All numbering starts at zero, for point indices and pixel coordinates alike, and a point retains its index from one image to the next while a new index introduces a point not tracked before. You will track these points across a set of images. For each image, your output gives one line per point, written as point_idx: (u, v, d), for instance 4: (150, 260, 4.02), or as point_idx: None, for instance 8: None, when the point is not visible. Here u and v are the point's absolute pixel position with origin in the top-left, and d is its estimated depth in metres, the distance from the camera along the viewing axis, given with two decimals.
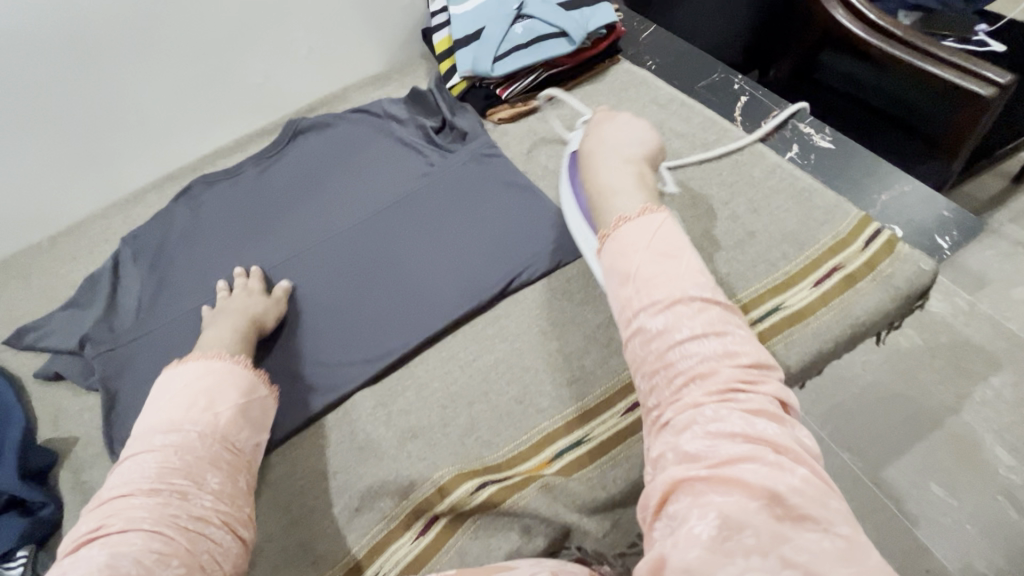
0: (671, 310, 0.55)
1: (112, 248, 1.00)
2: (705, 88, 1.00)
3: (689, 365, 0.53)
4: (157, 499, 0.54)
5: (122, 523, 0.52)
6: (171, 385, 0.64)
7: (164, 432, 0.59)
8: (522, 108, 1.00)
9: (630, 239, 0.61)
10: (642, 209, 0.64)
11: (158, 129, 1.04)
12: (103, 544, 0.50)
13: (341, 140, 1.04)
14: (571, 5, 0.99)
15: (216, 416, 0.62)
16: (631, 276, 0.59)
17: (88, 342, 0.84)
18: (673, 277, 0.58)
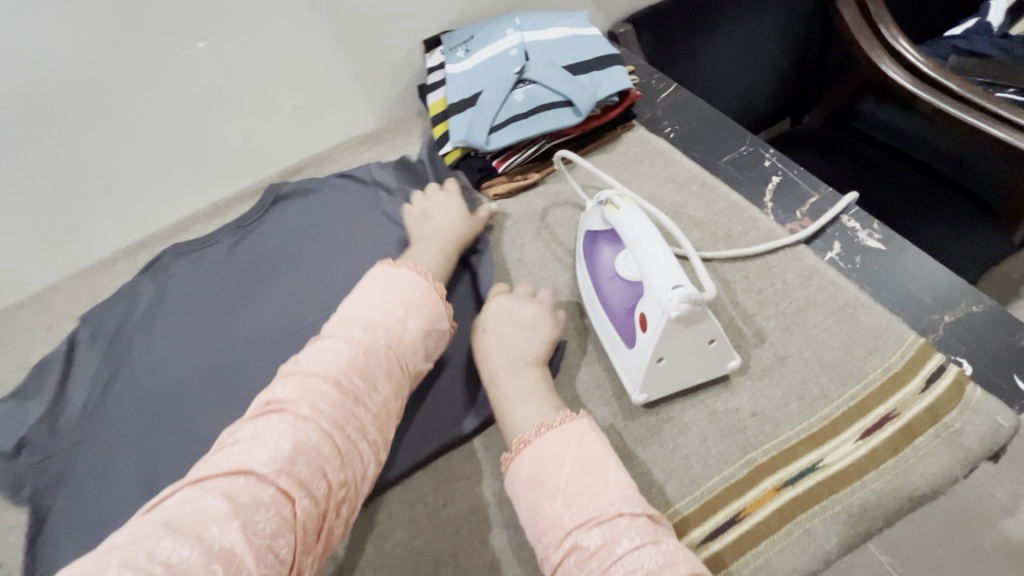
0: (593, 515, 0.51)
1: (72, 325, 0.92)
2: (731, 163, 0.87)
3: None
4: (339, 393, 0.57)
5: (301, 409, 0.54)
6: (386, 292, 0.67)
7: (358, 323, 0.63)
8: (520, 182, 0.89)
9: (551, 450, 0.56)
10: (562, 417, 0.59)
11: (128, 196, 0.96)
12: (281, 420, 0.53)
13: (321, 211, 0.96)
14: (579, 68, 0.88)
15: (406, 332, 0.65)
16: (550, 490, 0.54)
17: (26, 447, 0.76)
18: (595, 491, 0.52)
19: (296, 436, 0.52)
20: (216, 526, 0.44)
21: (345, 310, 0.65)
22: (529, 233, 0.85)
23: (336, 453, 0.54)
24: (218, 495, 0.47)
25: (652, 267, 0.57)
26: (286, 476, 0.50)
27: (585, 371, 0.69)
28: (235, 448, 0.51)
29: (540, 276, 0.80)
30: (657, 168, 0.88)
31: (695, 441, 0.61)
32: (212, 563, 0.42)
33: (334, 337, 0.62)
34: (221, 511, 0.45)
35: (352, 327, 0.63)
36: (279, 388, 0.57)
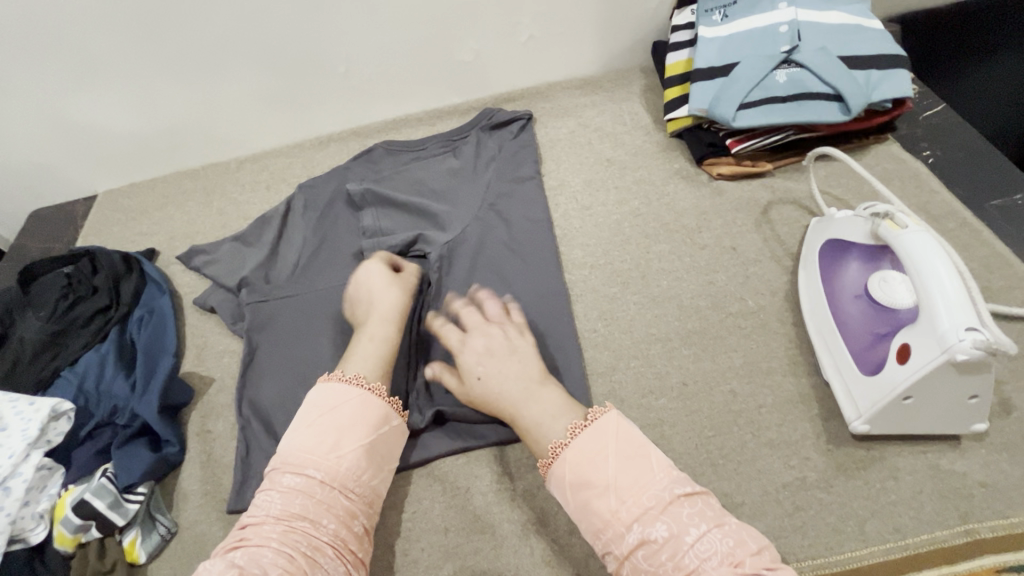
0: (646, 504, 0.51)
1: (288, 191, 1.01)
2: (999, 209, 0.77)
3: (707, 570, 0.47)
4: (281, 535, 0.52)
5: (263, 534, 0.52)
6: (347, 396, 0.60)
7: (306, 436, 0.57)
8: (748, 168, 0.84)
9: (589, 450, 0.55)
10: (587, 416, 0.58)
11: (359, 85, 1.01)
12: (243, 554, 0.50)
13: (517, 152, 0.93)
14: (858, 63, 0.80)
15: (339, 423, 0.58)
16: (598, 480, 0.53)
17: (246, 286, 0.85)
18: (642, 482, 0.52)
19: (250, 559, 0.49)
20: None
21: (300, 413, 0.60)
22: (747, 223, 0.81)
23: (290, 568, 0.50)
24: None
25: (942, 297, 0.52)
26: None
27: (790, 382, 0.66)
28: (214, 562, 0.49)
29: (753, 271, 0.76)
30: (909, 192, 0.79)
31: (908, 490, 0.57)
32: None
33: (292, 452, 0.57)
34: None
35: (291, 459, 0.56)
36: (255, 512, 0.54)
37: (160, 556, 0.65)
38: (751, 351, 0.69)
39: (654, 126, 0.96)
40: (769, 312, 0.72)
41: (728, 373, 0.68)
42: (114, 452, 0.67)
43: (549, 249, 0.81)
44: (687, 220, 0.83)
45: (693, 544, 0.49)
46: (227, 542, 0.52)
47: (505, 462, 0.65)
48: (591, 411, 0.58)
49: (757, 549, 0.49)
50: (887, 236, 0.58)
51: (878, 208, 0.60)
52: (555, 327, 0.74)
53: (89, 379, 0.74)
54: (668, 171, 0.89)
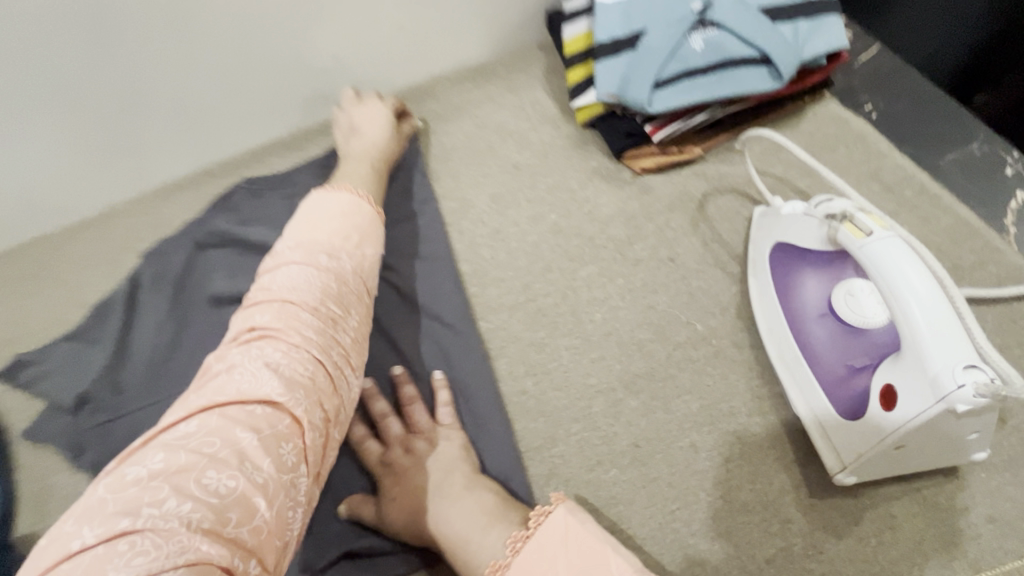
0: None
1: (135, 261, 0.81)
2: (955, 165, 0.68)
3: None
4: (319, 318, 0.47)
5: (298, 335, 0.44)
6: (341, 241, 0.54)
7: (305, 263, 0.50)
8: (675, 156, 0.71)
9: (536, 569, 0.45)
10: (532, 521, 0.47)
11: (197, 116, 0.81)
12: (279, 347, 0.43)
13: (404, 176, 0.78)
14: (783, 13, 0.67)
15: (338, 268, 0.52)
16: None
17: (91, 406, 0.68)
18: None
19: (296, 366, 0.42)
20: (275, 467, 0.37)
21: (290, 252, 0.51)
22: (683, 225, 0.68)
23: (331, 376, 0.45)
24: (243, 428, 0.38)
25: (929, 330, 0.41)
26: (302, 394, 0.42)
27: (758, 423, 0.55)
28: (239, 372, 0.41)
29: (697, 286, 0.64)
30: (857, 159, 0.69)
31: (908, 541, 0.48)
32: (252, 497, 0.35)
33: (279, 277, 0.49)
34: (248, 446, 0.37)
35: (289, 281, 0.48)
36: (264, 310, 0.45)
37: None
38: (708, 391, 0.58)
39: (562, 115, 0.81)
40: (722, 335, 0.60)
41: (686, 423, 0.57)
42: None
43: (454, 294, 0.67)
44: (614, 231, 0.70)
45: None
46: (231, 344, 0.44)
47: None
48: (540, 510, 0.48)
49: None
50: (849, 244, 0.47)
51: (838, 208, 0.49)
52: (479, 398, 0.61)
53: None
54: (585, 171, 0.75)
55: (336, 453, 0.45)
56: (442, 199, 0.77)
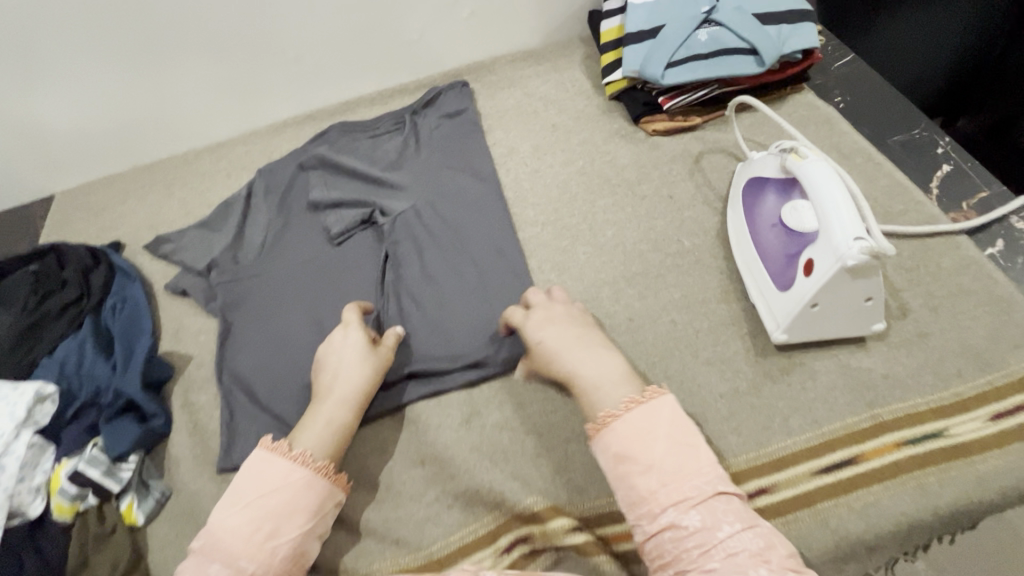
0: (681, 486, 0.52)
1: (249, 177, 1.04)
2: (900, 144, 0.86)
3: (737, 566, 0.47)
4: (293, 469, 0.60)
5: (272, 483, 0.59)
6: (280, 458, 0.60)
7: (259, 503, 0.57)
8: (680, 122, 0.91)
9: (641, 428, 0.55)
10: (645, 395, 0.57)
11: (309, 69, 1.04)
12: (254, 498, 0.58)
13: (466, 126, 0.99)
14: (770, 18, 0.87)
15: (323, 469, 0.61)
16: (641, 454, 0.54)
17: (216, 269, 0.89)
18: (686, 470, 0.53)
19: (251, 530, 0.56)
20: None
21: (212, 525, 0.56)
22: (681, 173, 0.88)
23: (302, 479, 0.60)
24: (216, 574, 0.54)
25: (835, 215, 0.60)
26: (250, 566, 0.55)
27: (723, 308, 0.73)
28: (233, 502, 0.58)
29: (688, 215, 0.83)
30: (823, 134, 0.88)
31: (822, 387, 0.66)
32: None
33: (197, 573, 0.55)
34: None
35: (243, 531, 0.56)
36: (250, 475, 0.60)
37: (158, 517, 0.69)
38: (688, 285, 0.76)
39: (595, 90, 1.02)
40: (703, 249, 0.79)
41: (669, 305, 0.75)
42: (104, 426, 0.70)
43: (499, 210, 0.88)
44: (628, 174, 0.90)
45: (721, 538, 0.49)
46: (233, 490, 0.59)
47: (474, 403, 0.72)
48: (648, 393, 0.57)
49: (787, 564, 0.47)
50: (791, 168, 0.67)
51: (784, 146, 0.69)
52: (513, 281, 0.81)
53: (70, 365, 0.76)
54: (609, 131, 0.96)
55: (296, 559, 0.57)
56: (494, 146, 0.98)
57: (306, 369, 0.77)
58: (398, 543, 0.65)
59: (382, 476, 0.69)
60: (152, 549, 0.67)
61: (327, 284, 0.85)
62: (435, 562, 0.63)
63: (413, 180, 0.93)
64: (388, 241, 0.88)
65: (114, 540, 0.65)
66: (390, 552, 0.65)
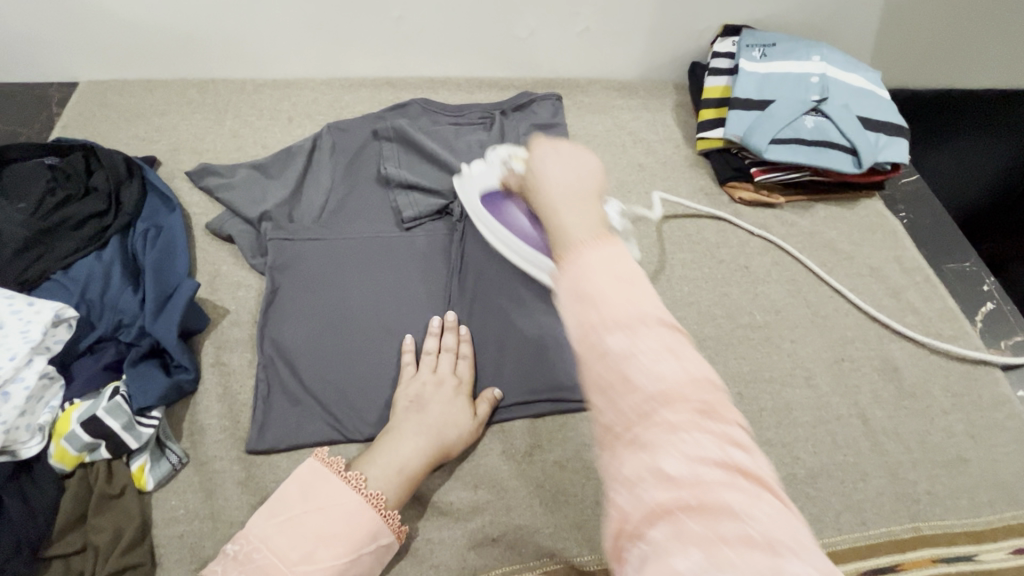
0: (643, 334, 0.37)
1: (313, 127, 0.95)
2: (952, 273, 0.92)
3: (659, 365, 0.36)
4: (337, 488, 0.55)
5: (317, 499, 0.54)
6: (331, 476, 0.55)
7: (299, 522, 0.53)
8: (764, 197, 0.93)
9: (567, 191, 0.49)
10: (598, 242, 0.42)
11: (405, 34, 0.98)
12: (293, 512, 0.53)
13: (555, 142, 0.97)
14: (871, 125, 0.91)
15: (376, 501, 0.55)
16: (600, 302, 0.38)
17: (268, 220, 0.80)
18: (588, 228, 0.44)
19: (284, 550, 0.51)
20: None
21: (245, 532, 0.53)
22: (758, 247, 0.89)
23: (344, 504, 0.54)
24: None
25: None
26: None
27: (787, 391, 0.75)
28: (272, 510, 0.54)
29: (762, 290, 0.85)
30: (888, 244, 0.92)
31: (872, 491, 0.68)
32: None
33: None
34: None
35: (281, 547, 0.51)
36: (295, 486, 0.55)
37: (170, 484, 0.60)
38: (757, 361, 0.78)
39: (684, 141, 1.02)
40: (773, 328, 0.81)
41: (736, 377, 0.76)
42: (126, 370, 0.62)
43: None
44: (707, 234, 0.90)
45: (648, 368, 0.36)
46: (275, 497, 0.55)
47: (536, 434, 0.68)
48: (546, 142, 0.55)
49: (708, 389, 0.36)
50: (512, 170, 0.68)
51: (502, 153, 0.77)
52: None
53: (93, 289, 0.67)
54: (693, 187, 0.96)
55: None
56: None
57: (361, 358, 0.70)
58: (437, 569, 0.59)
59: (427, 491, 0.64)
60: (158, 523, 0.58)
61: (391, 269, 0.78)
62: None
63: None
64: (462, 239, 0.82)
65: (120, 503, 0.57)
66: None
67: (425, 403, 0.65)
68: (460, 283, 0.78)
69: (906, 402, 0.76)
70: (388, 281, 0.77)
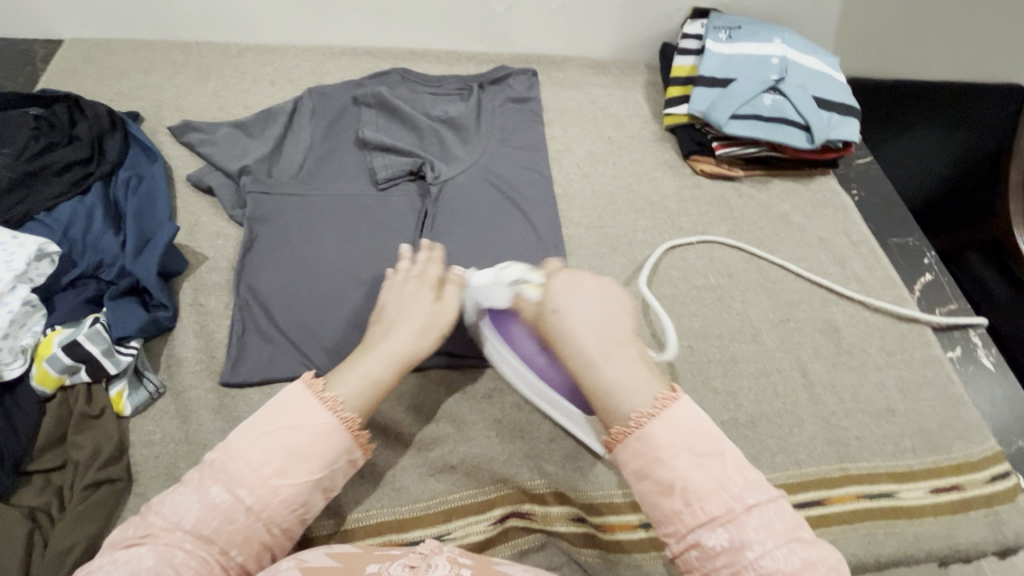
0: (664, 437, 0.52)
1: (294, 90, 0.98)
2: (896, 246, 0.98)
3: (662, 418, 0.53)
4: (314, 411, 0.56)
5: (293, 420, 0.55)
6: (309, 399, 0.56)
7: (275, 442, 0.53)
8: (725, 171, 0.98)
9: (580, 301, 0.60)
10: (655, 402, 0.54)
11: (388, 6, 1.01)
12: (268, 432, 0.54)
13: (528, 113, 1.01)
14: (825, 105, 0.97)
15: (350, 424, 0.57)
16: (588, 342, 0.58)
17: (248, 175, 0.83)
18: (609, 331, 0.58)
19: (259, 466, 0.53)
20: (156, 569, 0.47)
21: (220, 447, 0.53)
22: (716, 217, 0.95)
23: (318, 426, 0.55)
24: (218, 495, 0.52)
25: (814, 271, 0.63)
26: (249, 498, 0.52)
27: (734, 346, 0.81)
28: (248, 428, 0.54)
29: (717, 255, 0.90)
30: (838, 218, 0.98)
31: (807, 436, 0.74)
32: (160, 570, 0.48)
33: (199, 488, 0.52)
34: (197, 529, 0.51)
35: (255, 463, 0.53)
36: (271, 405, 0.56)
37: (147, 410, 0.64)
38: (708, 318, 0.83)
39: (653, 117, 1.07)
40: (726, 290, 0.86)
41: (688, 332, 0.81)
42: (107, 304, 0.65)
43: (549, 204, 0.90)
44: (669, 204, 0.95)
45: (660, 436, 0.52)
46: (252, 415, 0.56)
47: (496, 377, 0.73)
48: (565, 268, 0.65)
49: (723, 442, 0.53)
50: (524, 297, 0.63)
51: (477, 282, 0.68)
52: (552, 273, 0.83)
53: (75, 229, 0.70)
54: (659, 160, 1.01)
55: (297, 508, 0.54)
56: (551, 141, 1.01)
57: (333, 303, 0.74)
58: (398, 493, 0.64)
59: (392, 424, 0.68)
60: (134, 444, 0.62)
61: (365, 224, 0.82)
62: (429, 517, 0.63)
63: (469, 149, 0.93)
64: (434, 200, 0.86)
65: (98, 424, 0.60)
66: (389, 500, 0.64)
67: (392, 306, 0.67)
68: (431, 240, 0.83)
69: (843, 359, 0.81)
70: (362, 234, 0.81)
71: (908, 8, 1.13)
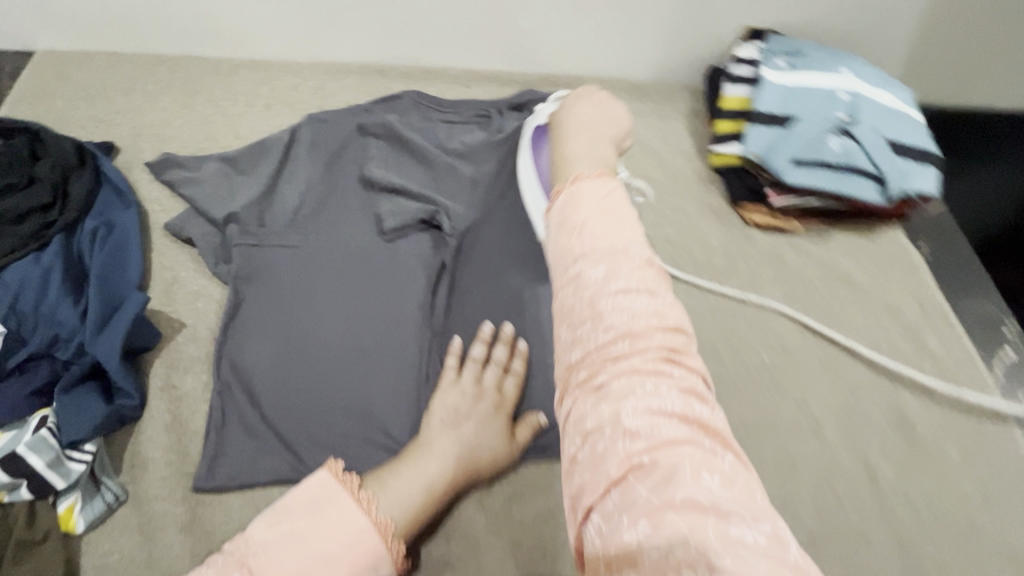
0: (621, 275, 0.46)
1: (293, 116, 0.87)
2: (973, 314, 0.86)
3: (617, 320, 0.43)
4: (347, 503, 0.51)
5: (323, 515, 0.50)
6: (343, 492, 0.52)
7: (302, 534, 0.48)
8: (779, 223, 0.86)
9: (592, 195, 0.52)
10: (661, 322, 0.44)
11: (402, 20, 0.89)
12: (298, 520, 0.49)
13: None
14: (901, 150, 0.84)
15: (385, 529, 0.51)
16: (583, 233, 0.49)
17: (235, 222, 0.72)
18: (621, 233, 0.49)
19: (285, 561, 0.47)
20: None
21: (246, 534, 0.48)
22: (769, 276, 0.83)
23: (351, 523, 0.50)
24: None
25: None
26: None
27: (789, 441, 0.70)
28: (277, 515, 0.50)
29: (770, 325, 0.78)
30: (908, 280, 0.86)
31: (876, 559, 0.63)
32: None
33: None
34: None
35: (279, 559, 0.47)
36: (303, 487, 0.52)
37: (103, 526, 0.54)
38: (760, 405, 0.72)
39: (696, 152, 0.95)
40: (780, 370, 0.75)
41: (737, 422, 0.71)
42: (57, 397, 0.55)
43: None
44: (715, 260, 0.84)
45: (625, 353, 0.42)
46: (282, 500, 0.51)
47: (516, 481, 0.62)
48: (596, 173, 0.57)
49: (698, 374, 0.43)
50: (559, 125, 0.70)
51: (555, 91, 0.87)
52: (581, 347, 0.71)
53: (26, 298, 0.60)
54: (704, 205, 0.89)
55: None
56: None
57: (330, 385, 0.64)
58: None
59: None
60: (88, 570, 0.52)
61: (368, 284, 0.71)
62: None
63: (489, 192, 0.80)
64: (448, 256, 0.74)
65: (42, 550, 0.51)
66: None
67: (461, 417, 0.60)
68: (443, 306, 0.71)
69: (917, 459, 0.70)
70: (364, 298, 0.70)
71: (992, 32, 0.99)
